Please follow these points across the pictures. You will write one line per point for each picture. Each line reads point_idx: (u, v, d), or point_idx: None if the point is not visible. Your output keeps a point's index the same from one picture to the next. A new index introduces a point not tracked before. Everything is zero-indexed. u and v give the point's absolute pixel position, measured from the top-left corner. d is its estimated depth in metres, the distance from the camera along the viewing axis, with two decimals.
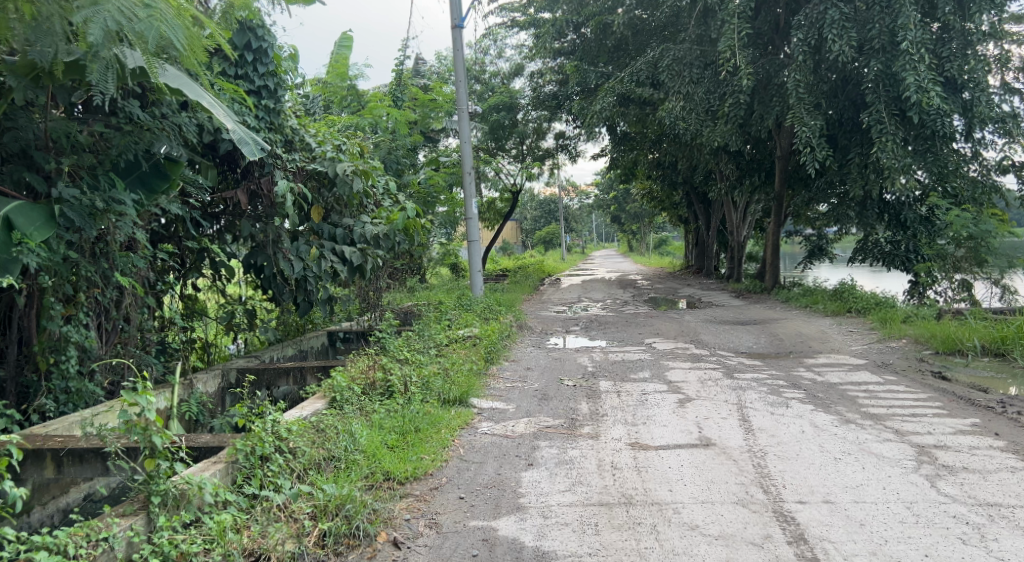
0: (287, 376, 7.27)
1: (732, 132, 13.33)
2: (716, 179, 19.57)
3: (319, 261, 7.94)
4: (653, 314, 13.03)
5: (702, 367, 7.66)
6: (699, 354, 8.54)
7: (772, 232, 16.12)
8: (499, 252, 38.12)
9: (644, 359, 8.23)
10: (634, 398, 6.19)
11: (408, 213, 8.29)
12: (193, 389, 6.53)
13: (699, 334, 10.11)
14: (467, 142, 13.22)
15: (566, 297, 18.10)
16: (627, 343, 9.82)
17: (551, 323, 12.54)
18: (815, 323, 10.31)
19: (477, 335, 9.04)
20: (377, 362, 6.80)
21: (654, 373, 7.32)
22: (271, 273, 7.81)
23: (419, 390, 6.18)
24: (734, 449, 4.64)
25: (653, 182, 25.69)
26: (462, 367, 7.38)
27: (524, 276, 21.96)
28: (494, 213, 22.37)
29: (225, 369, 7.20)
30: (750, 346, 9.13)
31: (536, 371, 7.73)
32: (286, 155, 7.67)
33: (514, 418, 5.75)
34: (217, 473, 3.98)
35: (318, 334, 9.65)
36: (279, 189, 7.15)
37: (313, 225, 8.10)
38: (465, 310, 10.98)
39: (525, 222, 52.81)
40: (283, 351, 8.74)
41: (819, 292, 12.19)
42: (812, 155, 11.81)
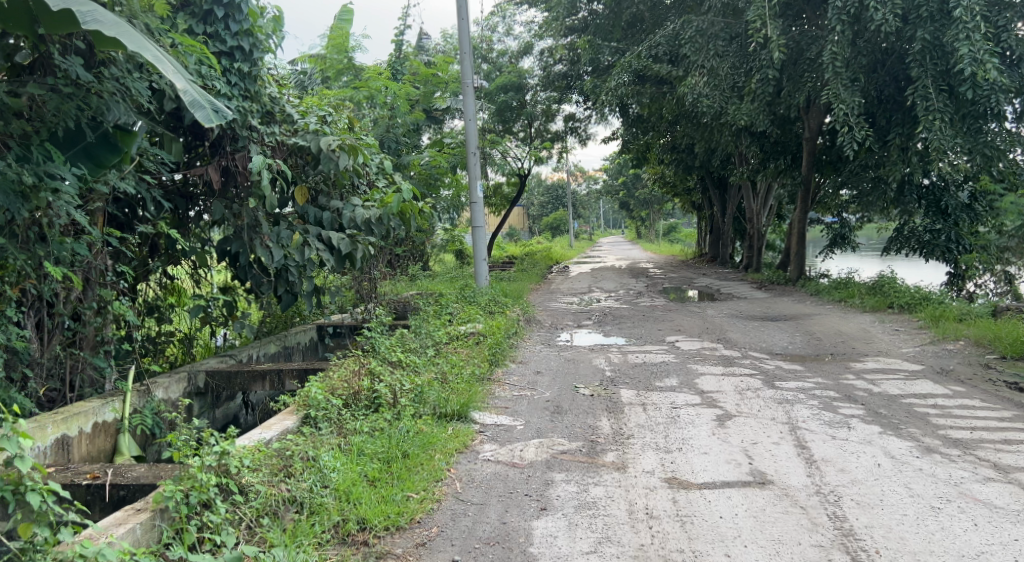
0: (260, 379, 6.38)
1: (759, 111, 12.37)
2: (736, 162, 18.56)
3: (302, 250, 7.00)
4: (671, 308, 12.09)
5: (736, 373, 6.72)
6: (730, 356, 7.59)
7: (797, 219, 15.13)
8: (505, 240, 37.14)
9: (668, 362, 7.29)
10: (663, 414, 5.26)
11: (404, 196, 7.34)
12: (150, 396, 5.60)
13: (725, 332, 9.15)
14: (473, 119, 12.23)
15: (576, 287, 17.15)
16: (647, 341, 8.89)
17: (562, 317, 11.59)
18: (854, 320, 9.34)
19: (481, 332, 8.11)
20: (364, 367, 5.90)
21: (683, 381, 6.38)
22: (247, 261, 6.90)
23: (411, 403, 5.25)
24: (799, 490, 3.74)
25: (665, 165, 24.60)
26: (464, 372, 6.46)
27: (531, 265, 21.01)
28: (501, 198, 21.40)
29: (192, 372, 6.32)
30: (786, 346, 8.19)
31: (548, 376, 6.80)
32: (263, 127, 6.74)
33: (522, 439, 4.82)
34: (134, 531, 3.11)
35: (305, 329, 8.76)
36: (254, 166, 6.24)
37: (296, 207, 7.19)
38: (468, 303, 10.03)
39: (532, 208, 51.83)
40: (264, 349, 7.85)
41: (853, 286, 11.19)
42: (849, 136, 10.83)
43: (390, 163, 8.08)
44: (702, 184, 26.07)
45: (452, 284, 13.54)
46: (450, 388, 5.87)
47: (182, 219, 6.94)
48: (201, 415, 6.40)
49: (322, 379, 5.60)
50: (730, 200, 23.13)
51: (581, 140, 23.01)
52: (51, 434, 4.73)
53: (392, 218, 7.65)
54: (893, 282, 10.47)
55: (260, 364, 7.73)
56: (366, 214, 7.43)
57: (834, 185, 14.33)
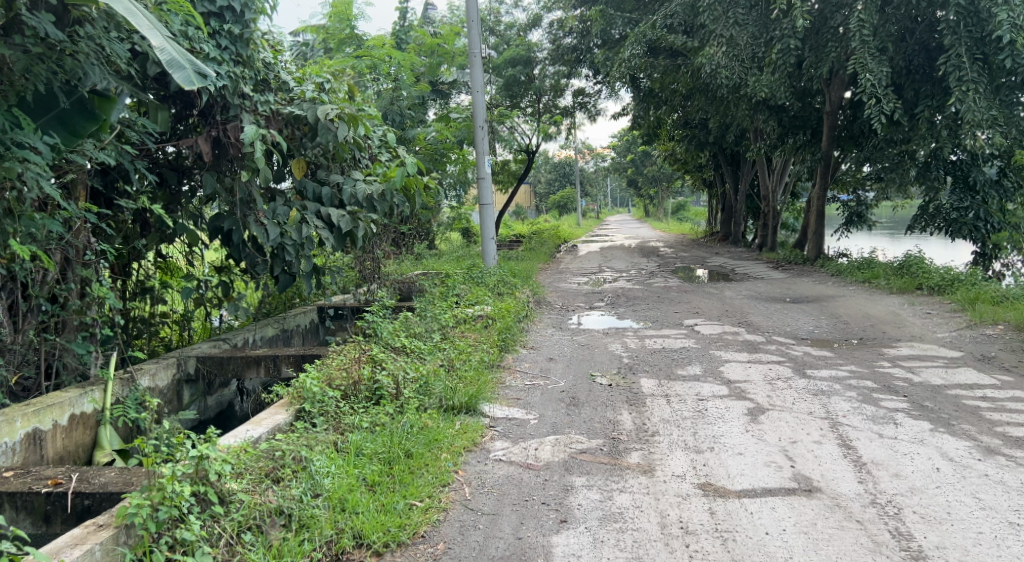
0: (255, 366, 5.96)
1: (780, 82, 11.92)
2: (752, 137, 17.99)
3: (300, 228, 6.56)
4: (686, 289, 11.62)
5: (764, 360, 6.27)
6: (754, 343, 7.14)
7: (817, 196, 14.61)
8: (512, 218, 36.64)
9: (688, 348, 6.85)
10: (689, 407, 4.83)
11: (410, 170, 6.87)
12: (134, 385, 5.19)
13: (746, 315, 8.69)
14: (480, 92, 11.70)
15: (586, 267, 16.68)
16: (664, 324, 8.45)
17: (573, 298, 11.14)
18: (881, 303, 8.86)
19: (490, 316, 7.71)
20: (364, 354, 5.48)
21: (707, 369, 5.94)
22: (241, 240, 6.45)
23: (416, 395, 4.83)
24: (851, 499, 3.32)
25: (676, 141, 23.98)
26: (472, 360, 6.06)
27: (540, 244, 20.53)
28: (508, 175, 20.88)
29: (182, 357, 5.87)
30: (811, 330, 7.74)
31: (562, 362, 6.36)
32: (257, 94, 6.28)
33: (536, 436, 4.40)
34: (93, 552, 2.78)
35: (305, 310, 8.34)
36: (246, 137, 5.79)
37: (294, 180, 6.77)
38: (476, 284, 9.58)
39: (539, 186, 51.24)
40: (262, 332, 7.42)
41: (878, 265, 10.70)
42: (877, 109, 10.31)
43: (394, 136, 7.62)
44: (714, 160, 25.46)
45: (459, 264, 13.09)
46: (457, 377, 5.46)
47: (171, 193, 6.51)
48: (191, 404, 5.98)
49: (318, 367, 5.20)
50: (743, 177, 22.55)
51: (591, 116, 22.42)
52: (21, 429, 4.35)
53: (396, 194, 7.21)
54: (921, 261, 9.98)
55: (258, 348, 7.32)
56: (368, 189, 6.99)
57: (856, 161, 13.80)
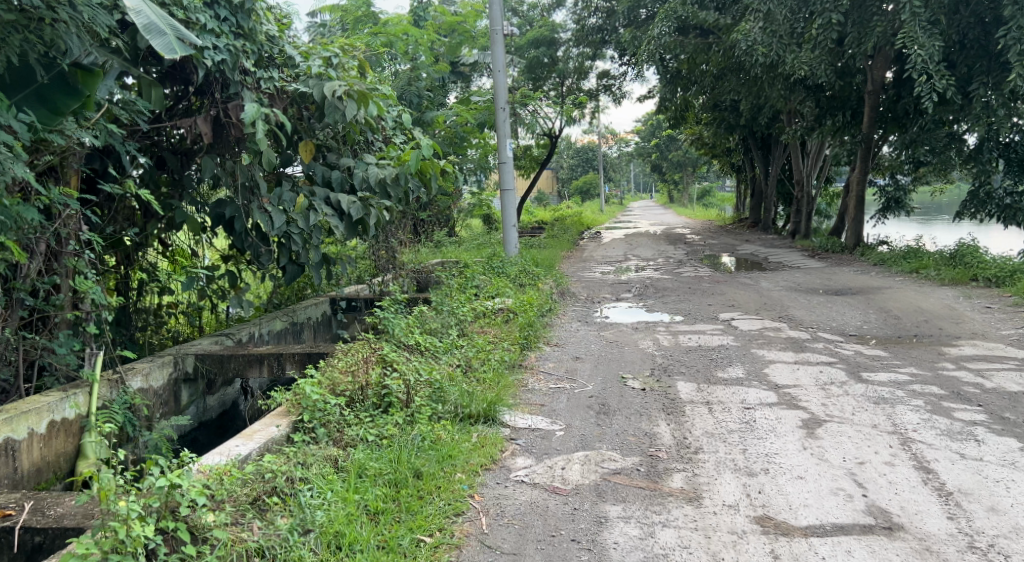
0: (257, 364, 5.45)
1: (820, 60, 11.39)
2: (786, 119, 17.35)
3: (307, 216, 6.07)
4: (719, 279, 11.04)
5: (813, 361, 5.71)
6: (799, 341, 6.57)
7: (857, 181, 13.93)
8: (534, 205, 36.07)
9: (727, 347, 6.30)
10: (734, 418, 4.31)
11: (426, 152, 6.36)
12: (123, 387, 4.70)
13: (787, 309, 8.11)
14: (502, 72, 11.11)
15: (611, 255, 16.10)
16: (697, 319, 7.90)
17: (599, 288, 10.59)
18: (933, 296, 8.24)
19: (511, 311, 7.21)
20: (373, 355, 5.00)
21: (750, 371, 5.40)
22: (243, 227, 5.97)
23: (429, 403, 4.34)
24: (942, 543, 2.80)
25: (705, 125, 23.25)
26: (492, 361, 5.54)
27: (563, 230, 19.98)
28: (530, 161, 20.31)
29: (179, 355, 5.39)
30: (860, 327, 7.14)
31: (591, 362, 5.84)
32: (260, 70, 5.78)
33: (563, 451, 3.88)
34: None
35: (316, 302, 7.88)
36: (247, 117, 5.31)
37: (301, 164, 6.31)
38: (497, 275, 9.08)
39: (561, 172, 50.56)
40: (270, 326, 6.94)
41: (926, 255, 10.03)
42: (928, 86, 9.63)
43: (410, 117, 7.12)
44: (744, 144, 24.68)
45: (480, 252, 12.60)
46: (474, 384, 4.94)
47: (172, 177, 6.08)
48: (190, 405, 5.50)
49: (322, 371, 4.72)
50: (775, 162, 21.79)
51: (616, 99, 21.74)
52: None
53: (411, 178, 6.71)
54: (974, 251, 9.32)
55: (266, 343, 6.85)
56: (381, 174, 6.50)
57: (898, 144, 13.15)
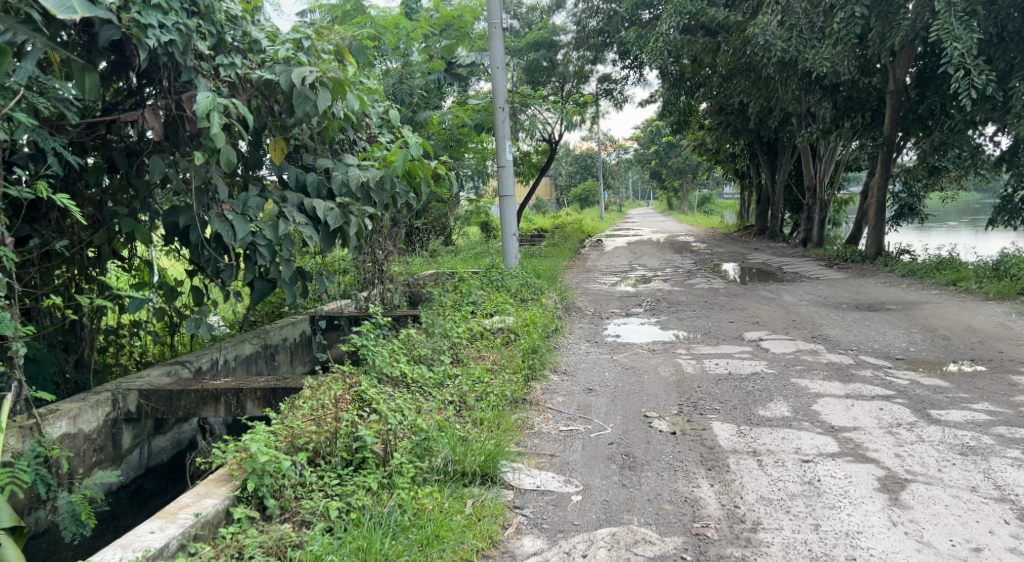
0: (211, 402, 4.60)
1: (843, 55, 10.64)
2: (797, 121, 16.57)
3: (276, 224, 5.23)
4: (736, 292, 10.19)
5: (867, 394, 4.89)
6: (842, 368, 5.73)
7: (877, 186, 13.14)
8: (533, 211, 35.25)
9: (763, 375, 5.47)
10: (793, 476, 3.48)
11: (415, 152, 5.52)
12: (38, 437, 3.88)
13: (819, 327, 7.28)
14: (501, 69, 10.27)
15: (615, 264, 15.23)
16: (720, 340, 7.07)
17: (606, 302, 9.75)
18: (981, 313, 7.40)
19: (512, 332, 6.40)
20: (345, 397, 4.15)
21: (798, 409, 4.56)
22: (200, 238, 5.11)
23: (412, 459, 3.49)
24: None
25: (709, 129, 22.46)
26: (491, 398, 4.67)
27: (564, 239, 19.14)
28: (529, 167, 19.47)
29: (118, 392, 4.54)
30: (907, 350, 6.33)
31: (607, 396, 4.99)
32: (219, 55, 4.92)
33: (582, 528, 3.13)
34: None
35: (294, 321, 7.03)
36: (199, 110, 4.48)
37: (272, 166, 5.53)
38: (496, 289, 8.22)
39: (559, 179, 49.77)
40: (237, 351, 6.09)
41: (964, 267, 9.23)
42: (966, 82, 8.81)
43: (397, 112, 6.29)
44: (749, 149, 23.90)
45: (478, 262, 11.76)
46: (470, 432, 4.08)
47: (123, 181, 5.27)
48: (133, 450, 4.65)
49: (281, 417, 3.84)
50: (783, 166, 21.01)
51: (617, 103, 20.94)
52: None
53: (399, 182, 5.87)
54: (1020, 261, 8.50)
55: (232, 371, 6.00)
56: (364, 177, 5.65)
57: (923, 146, 12.38)
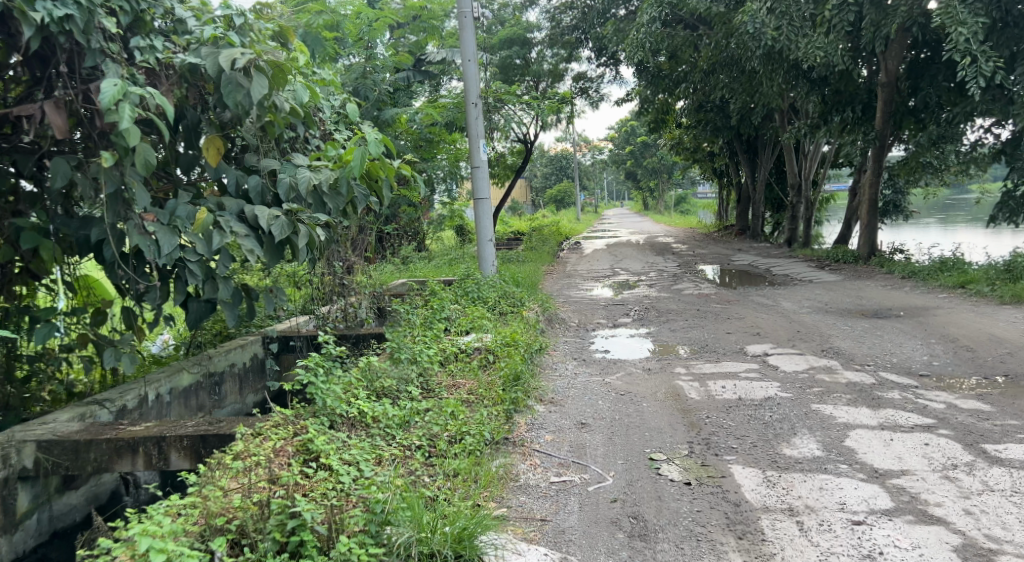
0: (128, 453, 3.81)
1: (836, 44, 10.05)
2: (780, 118, 16.03)
3: (210, 237, 4.45)
4: (729, 298, 9.53)
5: (906, 424, 4.20)
6: (865, 389, 5.05)
7: (868, 183, 12.60)
8: (509, 213, 34.53)
9: (779, 401, 4.77)
10: (847, 547, 2.81)
11: (372, 150, 4.77)
12: None
13: (828, 339, 6.62)
14: (473, 62, 9.50)
15: (597, 269, 14.53)
16: (722, 356, 6.37)
17: (591, 312, 9.02)
18: (1002, 320, 6.81)
19: (490, 352, 5.66)
20: (280, 457, 3.40)
21: (830, 446, 3.87)
22: (116, 257, 4.31)
23: (366, 540, 2.75)
24: None
25: (688, 127, 21.90)
26: (467, 440, 3.92)
27: (541, 242, 18.39)
28: (504, 168, 18.72)
29: (10, 445, 3.72)
30: (931, 366, 5.68)
31: (604, 432, 4.25)
32: (135, 35, 4.13)
33: None
34: None
35: (244, 343, 6.25)
36: (103, 102, 3.69)
37: (208, 167, 4.79)
38: (472, 303, 7.46)
39: (534, 181, 49.11)
40: (172, 383, 5.30)
41: (972, 270, 8.67)
42: (972, 70, 8.30)
43: (355, 107, 5.53)
44: (728, 148, 23.37)
45: (452, 270, 10.98)
46: (439, 492, 3.36)
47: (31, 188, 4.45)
48: (31, 514, 3.84)
49: (202, 481, 3.12)
50: (764, 165, 20.49)
51: (593, 102, 20.28)
52: None
53: (357, 184, 5.10)
54: None
55: (166, 406, 5.20)
56: (315, 179, 4.90)
57: (916, 141, 11.89)
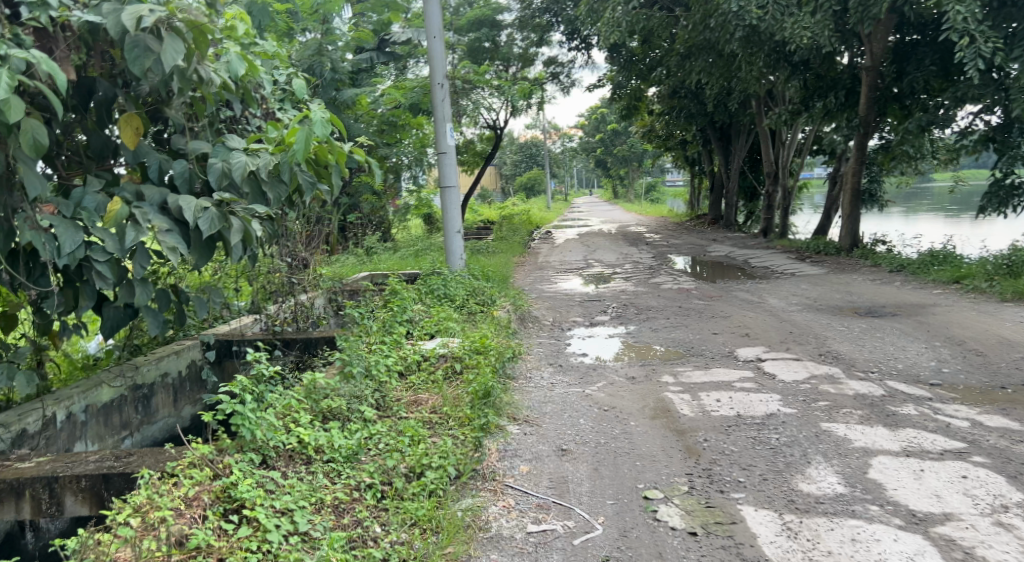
0: (12, 498, 3.15)
1: (821, 25, 9.54)
2: (757, 104, 15.54)
3: (122, 231, 3.76)
4: (711, 293, 9.00)
5: (936, 449, 3.67)
6: (877, 403, 4.52)
7: (851, 171, 12.14)
8: (478, 202, 33.84)
9: (785, 419, 4.21)
10: None
11: (319, 131, 4.08)
12: None
13: (826, 342, 6.09)
14: (438, 38, 8.79)
15: (569, 260, 13.94)
16: (712, 361, 5.81)
17: (566, 310, 8.41)
18: (1008, 320, 6.36)
19: (457, 361, 5.02)
20: (186, 511, 2.77)
21: (855, 480, 3.32)
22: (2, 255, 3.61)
23: None
24: None
25: (661, 114, 21.37)
26: (427, 478, 3.31)
27: (511, 231, 17.73)
28: (473, 155, 18.01)
29: None
30: (943, 374, 5.18)
31: (589, 462, 3.65)
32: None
33: None
34: None
35: (180, 349, 5.50)
36: None
37: (124, 150, 4.10)
38: (437, 302, 6.80)
39: (504, 168, 48.34)
40: (88, 399, 4.58)
41: (967, 264, 8.23)
42: (971, 52, 7.85)
43: (301, 83, 4.81)
44: (702, 135, 22.91)
45: (417, 262, 10.31)
46: (389, 555, 2.80)
47: None
48: None
49: (84, 550, 2.54)
50: (738, 153, 20.06)
51: (565, 87, 19.65)
52: None
53: (302, 170, 4.41)
54: None
55: (80, 427, 4.50)
56: (251, 165, 4.19)
57: (901, 129, 11.44)
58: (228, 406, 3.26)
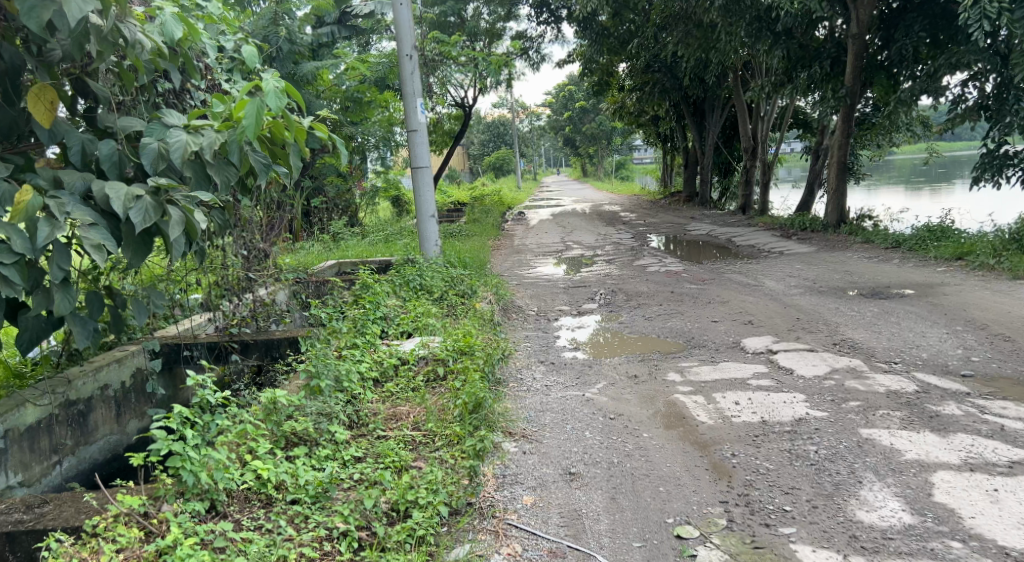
0: None
1: None
2: (733, 77, 15.04)
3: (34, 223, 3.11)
4: (701, 276, 8.48)
5: (1001, 460, 3.18)
6: (914, 401, 4.03)
7: (836, 143, 11.69)
8: (446, 183, 32.95)
9: (818, 424, 3.70)
10: None
11: (271, 104, 3.44)
12: None
13: (838, 329, 5.59)
14: (403, 5, 8.10)
15: (546, 242, 13.33)
16: (718, 354, 5.27)
17: (550, 297, 7.83)
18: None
19: (441, 366, 4.43)
20: None
21: (924, 506, 2.81)
22: None
23: None
24: None
25: (632, 90, 20.79)
26: (414, 521, 2.75)
27: (483, 214, 17.02)
28: (442, 135, 17.24)
29: None
30: (974, 363, 4.71)
31: (604, 489, 3.11)
32: None
33: None
34: None
35: (124, 354, 4.80)
36: None
37: (38, 128, 3.44)
38: (412, 295, 6.16)
39: (471, 149, 47.38)
40: (7, 423, 3.94)
41: (971, 239, 7.81)
42: (976, 13, 7.40)
43: (252, 50, 4.11)
44: (674, 111, 22.39)
45: (388, 248, 9.63)
46: None
47: None
48: None
49: None
50: (713, 128, 19.58)
51: (534, 63, 18.95)
52: None
53: (255, 149, 3.76)
54: None
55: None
56: (193, 145, 3.53)
57: (887, 100, 11.02)
58: (164, 446, 2.64)
